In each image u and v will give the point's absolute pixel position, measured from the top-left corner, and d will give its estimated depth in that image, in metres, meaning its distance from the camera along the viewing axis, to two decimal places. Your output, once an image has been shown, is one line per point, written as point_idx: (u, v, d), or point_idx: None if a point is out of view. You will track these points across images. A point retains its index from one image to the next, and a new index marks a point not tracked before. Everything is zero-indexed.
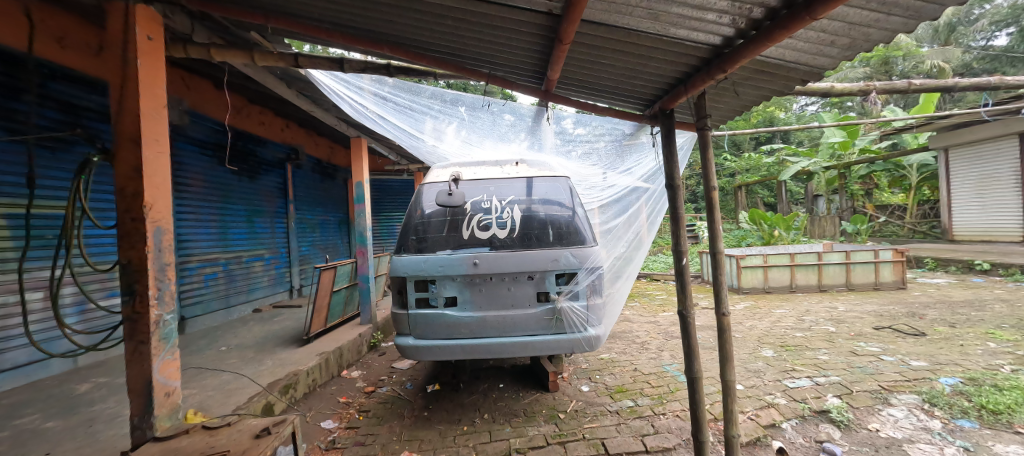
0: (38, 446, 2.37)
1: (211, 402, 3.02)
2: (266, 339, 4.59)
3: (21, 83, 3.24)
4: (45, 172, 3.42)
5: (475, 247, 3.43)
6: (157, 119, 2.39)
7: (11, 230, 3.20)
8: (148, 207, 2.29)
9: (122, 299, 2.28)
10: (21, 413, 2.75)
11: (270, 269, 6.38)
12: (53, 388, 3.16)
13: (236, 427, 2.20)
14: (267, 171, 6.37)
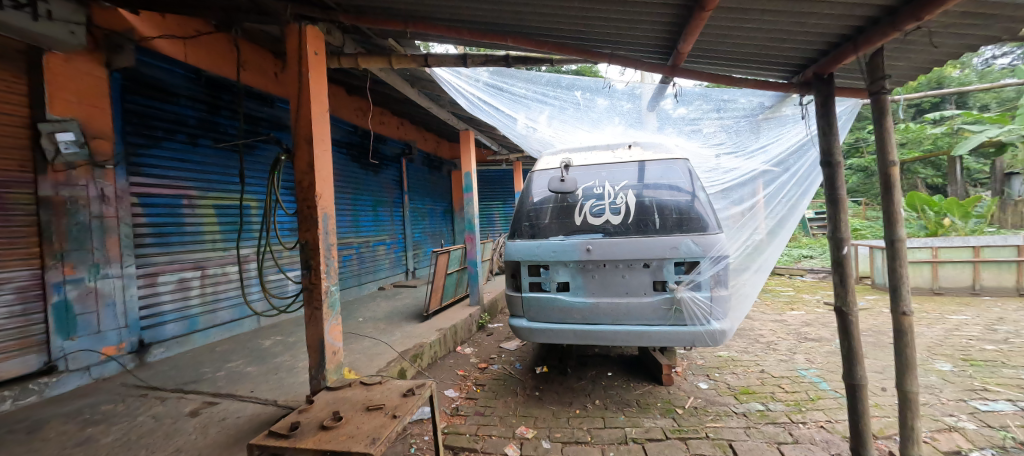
0: (244, 385, 3.02)
1: (359, 362, 3.49)
2: (394, 313, 5.16)
3: (222, 101, 4.04)
4: (249, 172, 4.33)
5: (588, 233, 3.39)
6: (322, 121, 2.82)
7: (232, 216, 4.12)
8: (318, 195, 2.75)
9: (302, 272, 2.79)
10: (231, 358, 3.53)
11: (390, 253, 7.15)
12: (247, 340, 3.97)
13: (386, 385, 2.56)
14: (387, 165, 7.12)
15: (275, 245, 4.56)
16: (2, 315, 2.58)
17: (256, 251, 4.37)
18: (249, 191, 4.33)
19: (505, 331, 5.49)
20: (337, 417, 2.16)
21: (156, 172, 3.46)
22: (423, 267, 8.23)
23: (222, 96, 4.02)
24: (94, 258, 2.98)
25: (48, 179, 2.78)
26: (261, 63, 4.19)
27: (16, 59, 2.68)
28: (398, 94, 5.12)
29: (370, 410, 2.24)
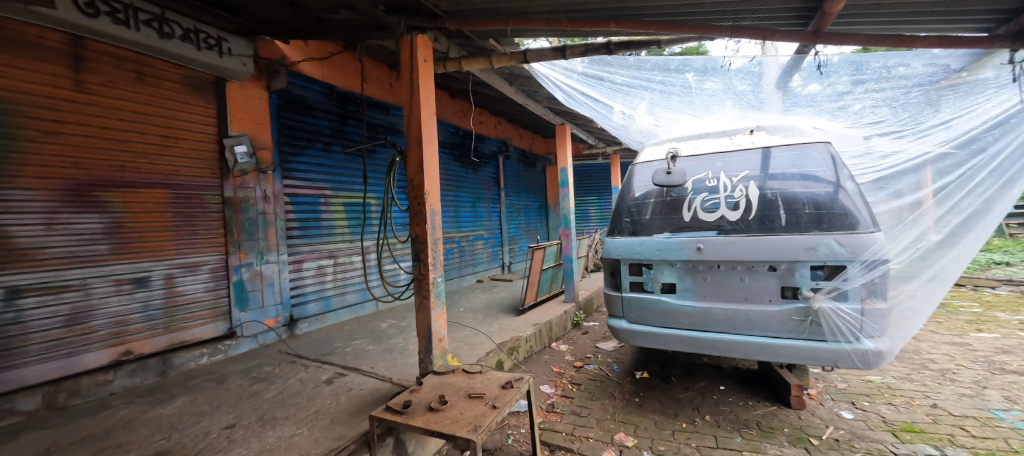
0: (365, 361, 3.40)
1: (461, 350, 3.65)
2: (492, 305, 5.31)
3: (349, 111, 4.58)
4: (371, 174, 4.89)
5: (699, 230, 3.05)
6: (430, 124, 3.04)
7: (357, 213, 4.69)
8: (426, 193, 2.96)
9: (413, 264, 3.04)
10: (355, 336, 3.99)
11: (488, 247, 7.38)
12: (367, 322, 4.47)
13: (486, 376, 2.67)
14: (485, 163, 7.35)
15: (391, 238, 5.08)
16: (202, 288, 3.29)
17: (376, 243, 4.93)
18: (370, 190, 4.88)
19: (602, 331, 5.28)
20: (443, 400, 2.31)
21: (302, 176, 4.08)
22: (517, 261, 8.35)
23: (349, 107, 4.56)
24: (259, 246, 3.66)
25: (230, 183, 3.46)
26: (380, 76, 4.71)
27: (208, 89, 3.36)
28: (498, 94, 5.25)
29: (472, 398, 2.36)
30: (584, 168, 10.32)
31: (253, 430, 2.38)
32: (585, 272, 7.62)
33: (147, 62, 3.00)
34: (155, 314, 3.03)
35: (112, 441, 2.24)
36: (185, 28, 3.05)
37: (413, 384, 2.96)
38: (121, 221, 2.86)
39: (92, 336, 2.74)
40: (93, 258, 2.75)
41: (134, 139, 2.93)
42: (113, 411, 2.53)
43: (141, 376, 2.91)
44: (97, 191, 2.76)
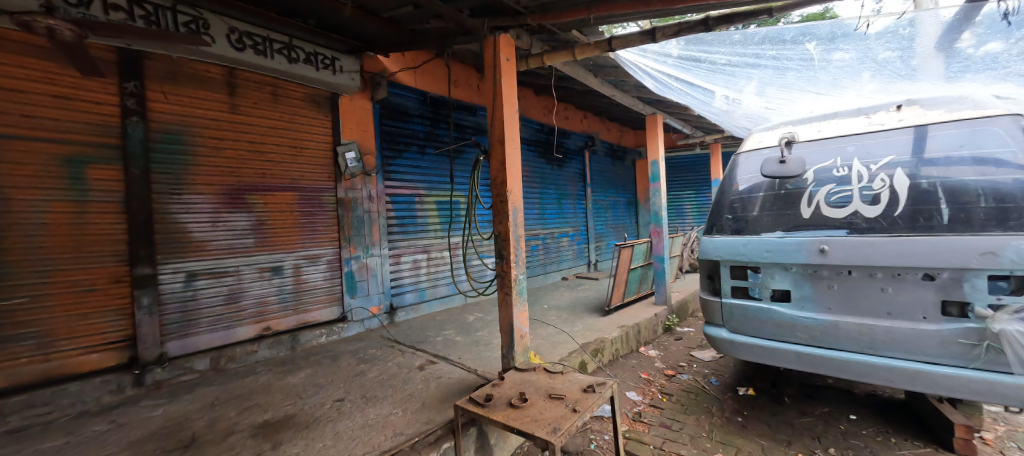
0: (454, 351, 3.58)
1: (544, 348, 3.64)
2: (576, 304, 5.17)
3: (441, 115, 4.86)
4: (458, 173, 5.17)
5: (823, 228, 2.57)
6: (512, 122, 3.06)
7: (447, 210, 4.98)
8: (509, 191, 3.00)
9: (496, 260, 3.10)
10: (445, 328, 4.22)
11: (573, 244, 7.17)
12: (456, 314, 4.71)
13: (567, 377, 2.62)
14: (570, 158, 7.16)
15: (475, 235, 5.31)
16: (323, 277, 3.81)
17: (463, 240, 5.19)
18: (457, 188, 5.15)
19: (698, 338, 4.81)
20: (523, 398, 2.32)
21: (400, 177, 4.46)
22: (603, 260, 7.99)
23: (440, 111, 4.83)
24: (366, 241, 4.09)
25: (342, 185, 3.92)
26: (468, 79, 4.94)
27: (325, 103, 3.84)
28: (583, 88, 5.09)
29: (552, 398, 2.33)
30: (679, 159, 9.52)
31: (358, 406, 2.67)
32: (680, 273, 7.05)
33: (279, 84, 3.54)
34: (286, 297, 3.57)
35: (254, 401, 2.70)
36: (307, 52, 3.49)
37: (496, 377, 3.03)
38: (262, 219, 3.42)
39: (243, 313, 3.32)
40: (244, 249, 3.32)
41: (270, 150, 3.48)
42: (256, 376, 3.05)
43: (277, 349, 3.46)
44: (246, 195, 3.32)
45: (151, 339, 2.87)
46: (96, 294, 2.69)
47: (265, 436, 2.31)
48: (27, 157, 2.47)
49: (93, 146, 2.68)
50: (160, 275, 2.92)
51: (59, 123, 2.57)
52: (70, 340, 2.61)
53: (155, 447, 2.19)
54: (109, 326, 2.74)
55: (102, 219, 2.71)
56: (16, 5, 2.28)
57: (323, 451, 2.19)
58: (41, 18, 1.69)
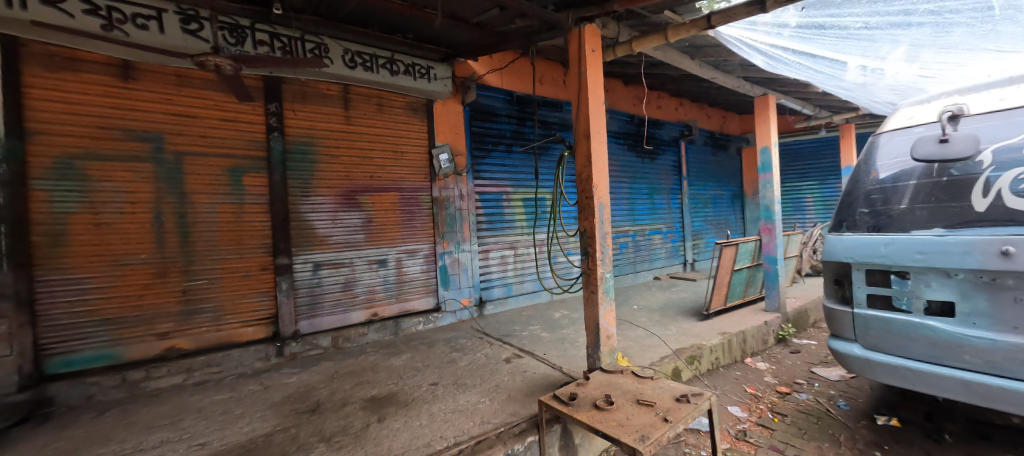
0: (540, 347, 3.61)
1: (632, 351, 3.47)
2: (670, 306, 4.81)
3: (526, 113, 4.91)
4: (543, 170, 5.21)
5: (1004, 224, 1.99)
6: (598, 115, 2.96)
7: (532, 207, 5.02)
8: (594, 186, 2.91)
9: (581, 258, 3.03)
10: (531, 323, 4.27)
11: (667, 242, 6.67)
12: (542, 310, 4.73)
13: (658, 383, 2.47)
14: (664, 150, 6.66)
15: (560, 232, 5.30)
16: (421, 270, 4.14)
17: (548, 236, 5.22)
18: (543, 185, 5.19)
19: (820, 352, 4.14)
20: (609, 400, 2.24)
21: (489, 176, 4.63)
22: (703, 260, 7.31)
23: (527, 109, 4.90)
24: (457, 237, 4.34)
25: (436, 185, 4.21)
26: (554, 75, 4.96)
27: (421, 110, 4.16)
28: (677, 73, 4.72)
29: (640, 404, 2.21)
30: (796, 145, 8.30)
31: (450, 391, 2.85)
32: (799, 276, 6.15)
33: (383, 95, 3.93)
34: (390, 287, 3.96)
35: (364, 377, 3.06)
36: (406, 64, 3.81)
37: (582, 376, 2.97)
38: (370, 217, 3.84)
39: (356, 299, 3.77)
40: (356, 244, 3.77)
41: (376, 155, 3.89)
42: (365, 356, 3.44)
43: (382, 333, 3.87)
44: (357, 196, 3.77)
45: (288, 318, 3.41)
46: (251, 278, 3.27)
47: (373, 409, 2.60)
48: (204, 168, 3.08)
49: (246, 159, 3.26)
50: (294, 265, 3.45)
51: (224, 140, 3.17)
52: (234, 315, 3.20)
53: (290, 409, 2.60)
54: (259, 305, 3.30)
55: (254, 217, 3.28)
56: (193, 48, 2.87)
57: (420, 429, 2.38)
58: (210, 57, 2.16)
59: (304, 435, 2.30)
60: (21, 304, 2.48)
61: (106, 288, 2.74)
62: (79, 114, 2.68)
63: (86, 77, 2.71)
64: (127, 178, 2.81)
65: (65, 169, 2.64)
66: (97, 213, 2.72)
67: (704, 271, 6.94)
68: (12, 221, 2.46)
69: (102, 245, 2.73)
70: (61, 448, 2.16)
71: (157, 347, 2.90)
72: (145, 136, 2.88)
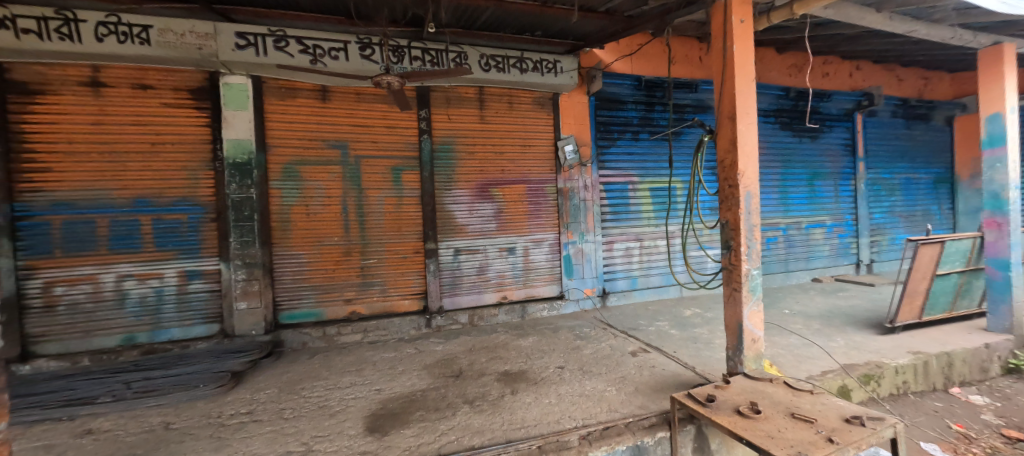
0: (670, 344, 3.43)
1: (783, 359, 3.01)
2: (836, 314, 4.00)
3: (654, 98, 4.63)
4: (676, 157, 4.85)
5: None
6: (748, 94, 2.61)
7: (661, 197, 4.74)
8: (740, 173, 2.60)
9: (722, 252, 2.75)
10: (659, 318, 4.08)
11: (832, 238, 5.51)
12: (672, 306, 4.46)
13: (820, 399, 2.14)
14: (831, 126, 5.47)
15: (697, 224, 5.02)
16: (546, 259, 4.32)
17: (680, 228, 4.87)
18: (675, 174, 4.84)
19: None
20: (755, 408, 2.04)
21: (615, 165, 4.53)
22: (890, 261, 5.86)
23: (655, 94, 4.63)
24: (582, 228, 4.39)
25: (561, 176, 4.31)
26: (689, 53, 4.66)
27: (548, 104, 4.28)
28: (853, 31, 3.87)
29: (794, 418, 1.96)
30: None
31: (577, 376, 2.94)
32: None
33: (514, 93, 4.16)
34: (518, 273, 4.24)
35: (497, 353, 3.38)
36: (535, 61, 3.97)
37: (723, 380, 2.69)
38: (501, 208, 4.15)
39: (488, 283, 4.15)
40: (488, 232, 4.13)
41: (507, 150, 4.16)
42: (496, 335, 3.77)
43: (511, 315, 4.17)
44: (490, 188, 4.11)
45: (434, 295, 3.94)
46: (407, 259, 3.88)
47: (507, 382, 2.87)
48: (375, 168, 3.77)
49: (404, 159, 3.85)
50: (439, 250, 3.97)
51: (388, 144, 3.80)
52: (397, 290, 3.86)
53: (439, 372, 3.06)
54: (413, 282, 3.91)
55: (410, 208, 3.88)
56: (369, 70, 3.52)
57: (550, 406, 2.52)
58: (384, 76, 2.57)
59: (452, 395, 2.68)
60: (265, 271, 3.43)
61: (313, 262, 3.60)
62: (296, 130, 3.55)
63: (299, 101, 3.54)
64: (325, 178, 3.63)
65: (289, 172, 3.53)
66: (307, 205, 3.58)
67: (890, 274, 5.57)
68: (261, 211, 3.42)
69: (310, 230, 3.59)
70: (292, 377, 2.97)
71: (345, 309, 3.70)
72: (335, 144, 3.65)
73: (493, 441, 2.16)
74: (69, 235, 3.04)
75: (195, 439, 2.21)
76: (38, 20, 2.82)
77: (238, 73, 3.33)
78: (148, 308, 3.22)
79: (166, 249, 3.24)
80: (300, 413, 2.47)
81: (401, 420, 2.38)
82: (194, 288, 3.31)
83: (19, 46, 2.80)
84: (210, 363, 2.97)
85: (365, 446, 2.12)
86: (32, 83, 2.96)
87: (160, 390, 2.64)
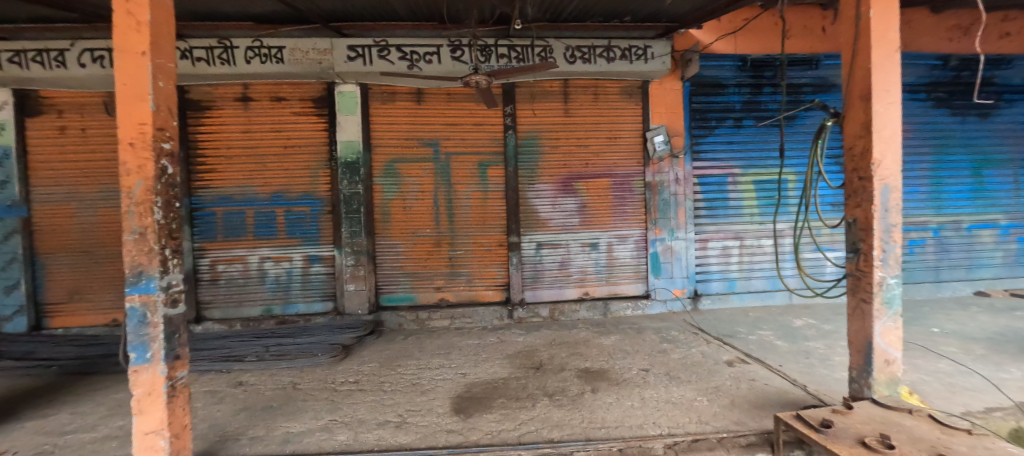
0: (774, 356, 3.06)
1: (928, 388, 2.48)
2: (1011, 337, 3.17)
3: (762, 80, 4.14)
4: (789, 145, 4.27)
5: None
6: (889, 66, 2.02)
7: (768, 191, 4.25)
8: (876, 163, 2.03)
9: (846, 256, 2.20)
10: (762, 327, 3.66)
11: (1008, 242, 4.36)
12: (779, 314, 3.96)
13: (982, 440, 1.71)
14: (1013, 100, 4.30)
15: (813, 221, 4.41)
16: (632, 256, 4.14)
17: (791, 227, 4.33)
18: (786, 164, 4.29)
19: None
20: (887, 441, 1.67)
21: (712, 156, 4.17)
22: None
23: (765, 74, 4.14)
24: (671, 224, 4.12)
25: (650, 169, 4.08)
26: (807, 25, 4.08)
27: (637, 92, 4.06)
28: None
29: None
30: None
31: (663, 381, 2.76)
32: None
33: (600, 84, 4.03)
34: (601, 270, 4.13)
35: (578, 349, 3.35)
36: (623, 48, 3.79)
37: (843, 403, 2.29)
38: (585, 202, 4.07)
39: (570, 278, 4.11)
40: (571, 227, 4.08)
41: (592, 143, 4.06)
42: (577, 331, 3.73)
43: (593, 312, 4.09)
44: (574, 182, 4.05)
45: (517, 287, 4.04)
46: (492, 251, 4.03)
47: (587, 379, 2.83)
48: (463, 164, 3.96)
49: (490, 154, 3.99)
50: (522, 243, 4.05)
51: (475, 140, 3.97)
52: (482, 281, 4.04)
53: (520, 363, 3.14)
54: (497, 273, 4.05)
55: (495, 202, 4.01)
56: (459, 71, 3.71)
57: (631, 409, 2.41)
58: (473, 75, 2.58)
59: (532, 387, 2.73)
60: (369, 258, 3.85)
61: (409, 251, 3.94)
62: (395, 131, 3.89)
63: (398, 104, 3.88)
64: (419, 174, 3.92)
65: (389, 169, 3.89)
66: (404, 199, 3.92)
67: None
68: (366, 205, 3.83)
69: (406, 222, 3.93)
70: (389, 355, 3.30)
71: (435, 296, 3.99)
72: (429, 142, 3.92)
73: (573, 437, 2.13)
74: (227, 223, 3.76)
75: (315, 400, 2.58)
76: (206, 50, 3.51)
77: (349, 82, 3.76)
78: (281, 286, 3.84)
79: (294, 237, 3.82)
80: (396, 388, 2.74)
81: (485, 405, 2.50)
82: (315, 270, 3.86)
83: (195, 72, 3.52)
84: (325, 336, 3.44)
85: (450, 425, 2.27)
86: (203, 101, 3.71)
87: (289, 355, 3.14)
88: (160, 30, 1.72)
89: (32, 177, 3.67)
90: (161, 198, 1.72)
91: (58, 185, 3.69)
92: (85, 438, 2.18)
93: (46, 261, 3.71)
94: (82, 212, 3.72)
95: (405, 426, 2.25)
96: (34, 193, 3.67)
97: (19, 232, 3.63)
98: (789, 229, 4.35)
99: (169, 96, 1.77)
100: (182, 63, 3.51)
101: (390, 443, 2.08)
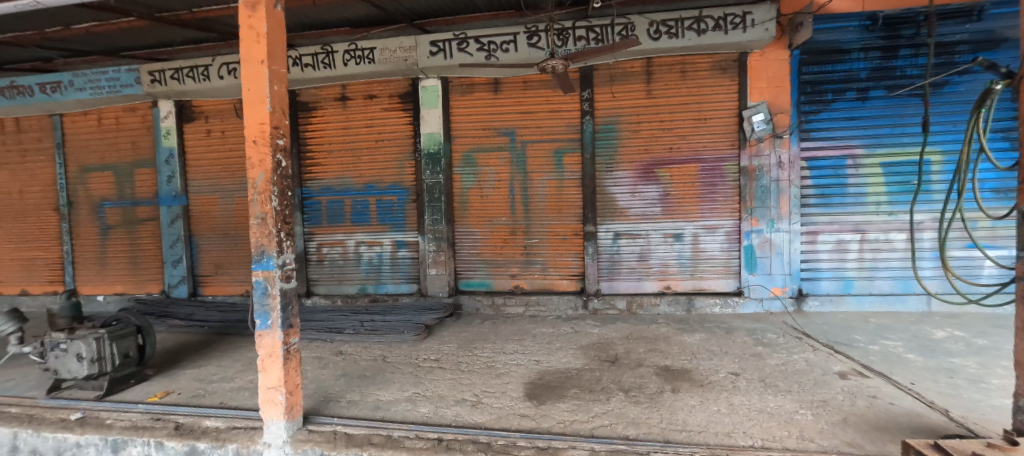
0: (904, 371, 2.56)
1: None
2: None
3: (897, 41, 3.44)
4: (935, 118, 3.50)
5: None
6: None
7: (902, 176, 3.55)
8: None
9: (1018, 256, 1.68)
10: (888, 335, 3.10)
11: None
12: (914, 323, 3.30)
13: None
14: None
15: (968, 212, 3.58)
16: (720, 249, 3.78)
17: (934, 218, 3.57)
18: (928, 142, 3.54)
19: None
20: None
21: (826, 135, 3.59)
22: None
23: (902, 33, 3.43)
24: (771, 214, 3.66)
25: (746, 152, 3.65)
26: None
27: (733, 66, 3.64)
28: None
29: None
30: None
31: (756, 388, 2.46)
32: None
33: (689, 60, 3.68)
34: (686, 263, 3.83)
35: (657, 346, 3.16)
36: (717, 17, 3.42)
37: (1002, 436, 1.83)
38: (668, 190, 3.79)
39: (650, 270, 3.89)
40: (653, 216, 3.84)
41: (678, 125, 3.74)
42: (657, 326, 3.52)
43: (675, 307, 3.82)
44: (657, 169, 3.79)
45: (592, 278, 3.93)
46: (568, 240, 3.96)
47: (667, 378, 2.65)
48: (540, 152, 3.94)
49: (567, 141, 3.90)
50: (599, 232, 3.92)
51: (552, 127, 3.91)
52: (557, 270, 4.00)
53: (595, 355, 3.06)
54: (572, 263, 3.98)
55: (571, 190, 3.92)
56: (536, 58, 3.66)
57: (716, 414, 2.20)
58: (549, 60, 2.46)
59: (607, 380, 2.65)
60: (448, 245, 4.05)
61: (486, 238, 4.06)
62: (474, 122, 4.00)
63: (477, 95, 3.97)
64: (495, 163, 3.99)
65: (468, 159, 4.03)
66: (482, 188, 4.03)
67: None
68: (446, 194, 4.02)
69: (484, 210, 4.04)
70: (466, 337, 3.44)
71: (510, 283, 4.06)
72: (505, 132, 3.96)
73: (650, 437, 2.00)
74: (331, 211, 4.23)
75: (400, 373, 2.81)
76: (312, 55, 3.93)
77: (432, 77, 3.95)
78: (373, 268, 4.22)
79: (384, 223, 4.17)
80: (472, 368, 2.86)
81: (558, 393, 2.49)
82: (402, 255, 4.17)
83: (304, 76, 3.98)
84: (410, 315, 3.72)
85: (523, 409, 2.29)
86: (310, 102, 4.19)
87: (379, 330, 3.46)
88: (275, 39, 1.93)
89: (189, 173, 4.50)
90: (277, 188, 1.97)
91: (207, 178, 4.48)
92: (226, 386, 2.65)
93: (199, 241, 4.54)
94: (223, 201, 4.47)
95: (481, 406, 2.33)
96: (190, 185, 4.51)
97: (181, 217, 4.49)
98: (930, 221, 3.59)
99: (283, 98, 1.99)
100: (294, 69, 3.99)
101: (466, 420, 2.16)
